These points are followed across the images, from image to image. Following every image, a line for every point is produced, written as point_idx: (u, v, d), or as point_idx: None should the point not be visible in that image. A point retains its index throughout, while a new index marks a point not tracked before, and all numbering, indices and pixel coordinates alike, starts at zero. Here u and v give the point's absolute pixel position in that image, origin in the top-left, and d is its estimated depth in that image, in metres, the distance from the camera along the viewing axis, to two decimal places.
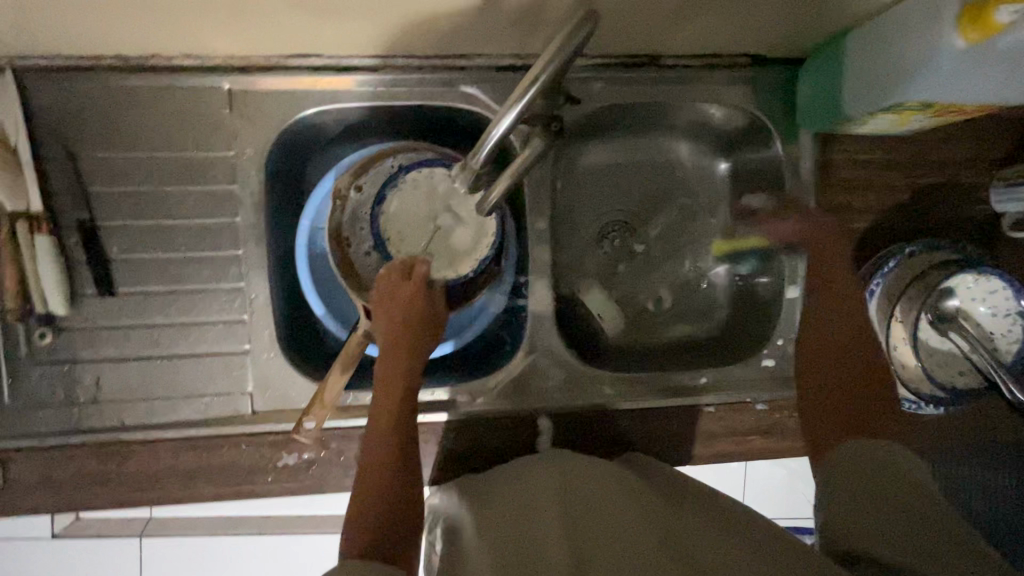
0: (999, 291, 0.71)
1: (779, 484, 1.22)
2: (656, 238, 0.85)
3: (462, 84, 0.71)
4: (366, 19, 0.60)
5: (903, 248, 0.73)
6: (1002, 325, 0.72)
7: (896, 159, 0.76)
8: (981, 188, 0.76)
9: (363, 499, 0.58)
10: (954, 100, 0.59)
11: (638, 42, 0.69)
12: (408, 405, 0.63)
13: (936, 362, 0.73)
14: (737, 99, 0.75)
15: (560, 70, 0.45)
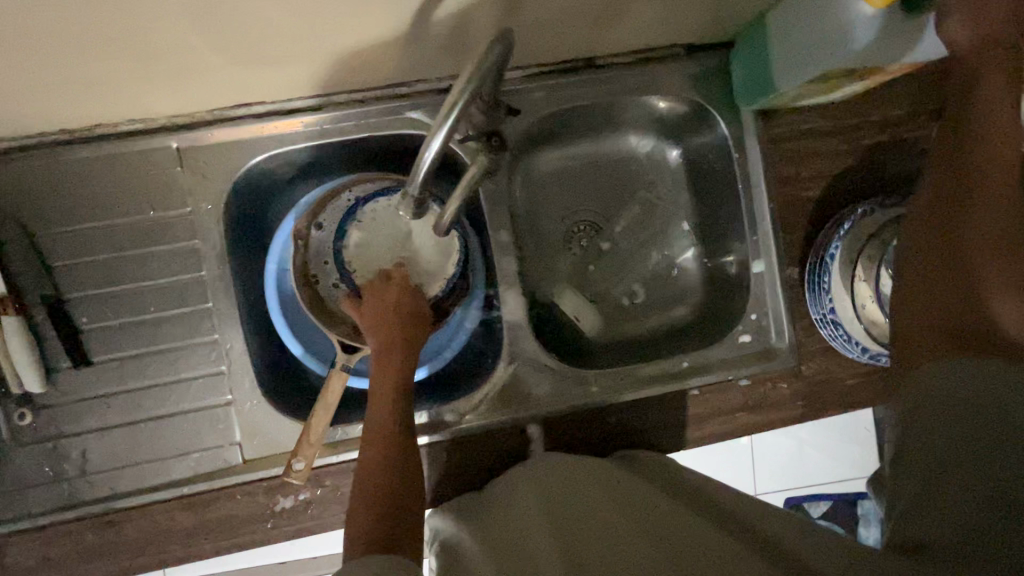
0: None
1: (789, 454, 1.24)
2: (620, 233, 0.86)
3: (406, 110, 0.72)
4: (300, 61, 0.62)
5: (856, 209, 0.75)
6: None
7: (838, 125, 0.78)
8: (924, 140, 0.79)
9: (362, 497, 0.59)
10: (875, 62, 0.61)
11: (569, 46, 0.70)
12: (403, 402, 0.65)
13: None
14: (676, 88, 0.77)
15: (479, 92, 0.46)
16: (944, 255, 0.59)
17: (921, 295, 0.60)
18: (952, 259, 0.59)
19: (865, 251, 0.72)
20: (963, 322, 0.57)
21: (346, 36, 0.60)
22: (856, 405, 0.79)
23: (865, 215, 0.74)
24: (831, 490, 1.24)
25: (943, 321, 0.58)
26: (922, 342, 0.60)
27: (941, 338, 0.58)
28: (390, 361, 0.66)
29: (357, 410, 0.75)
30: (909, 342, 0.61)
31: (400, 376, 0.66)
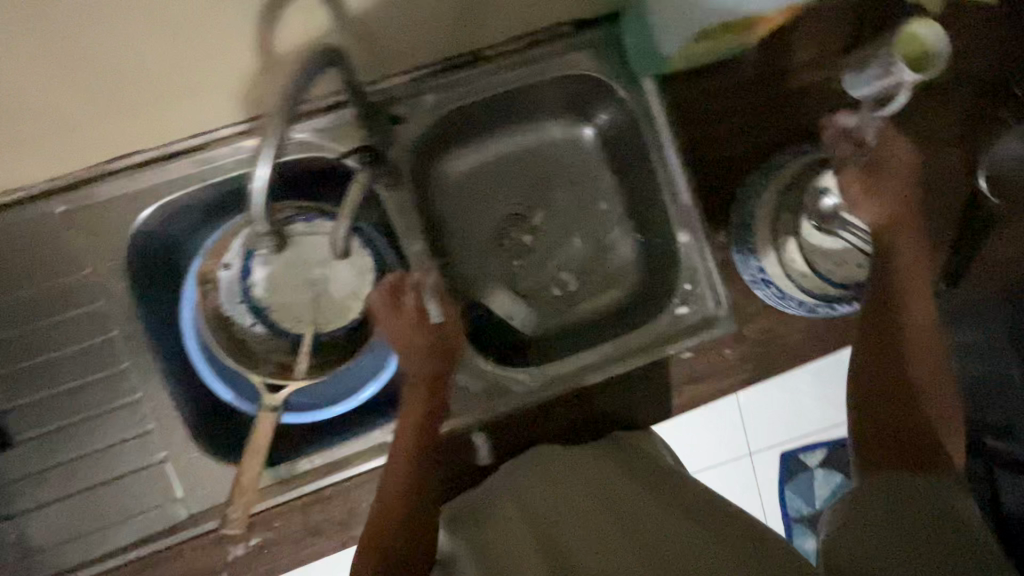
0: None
1: (781, 409, 1.20)
2: (550, 220, 0.84)
3: (296, 134, 0.70)
4: (161, 101, 0.60)
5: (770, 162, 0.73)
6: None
7: (744, 79, 0.76)
8: (835, 80, 0.76)
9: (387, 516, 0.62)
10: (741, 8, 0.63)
11: (444, 41, 0.68)
12: (428, 421, 0.67)
13: (841, 261, 0.72)
14: (571, 66, 0.74)
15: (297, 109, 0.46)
16: (890, 391, 0.62)
17: (886, 416, 0.61)
18: (897, 397, 0.61)
19: (781, 205, 0.72)
20: (924, 455, 0.58)
21: (200, 70, 0.57)
22: (806, 359, 0.78)
23: (780, 168, 0.73)
24: (825, 438, 1.22)
25: (904, 450, 0.59)
26: (880, 449, 0.59)
27: (903, 458, 0.58)
28: (419, 380, 0.68)
29: (300, 446, 0.74)
30: (868, 460, 0.60)
31: (433, 394, 0.68)
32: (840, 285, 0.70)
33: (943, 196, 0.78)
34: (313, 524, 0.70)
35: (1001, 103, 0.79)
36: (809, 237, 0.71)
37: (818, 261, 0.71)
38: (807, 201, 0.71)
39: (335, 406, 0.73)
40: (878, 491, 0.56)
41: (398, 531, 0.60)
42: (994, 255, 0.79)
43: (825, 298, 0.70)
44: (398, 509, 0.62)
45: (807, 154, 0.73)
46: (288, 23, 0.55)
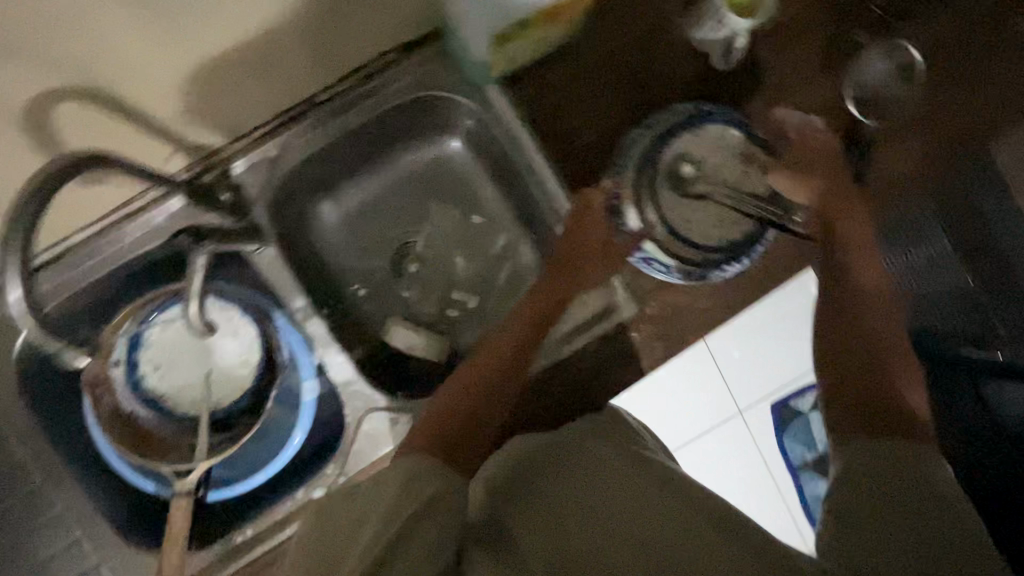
0: (731, 136, 0.72)
1: None
2: (438, 241, 0.84)
3: (154, 220, 0.69)
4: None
5: (627, 139, 0.72)
6: (750, 162, 0.72)
7: (587, 60, 0.75)
8: (681, 39, 0.75)
9: (445, 419, 0.61)
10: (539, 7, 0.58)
11: (266, 97, 0.68)
12: (519, 362, 0.67)
13: (716, 223, 0.72)
14: (409, 89, 0.74)
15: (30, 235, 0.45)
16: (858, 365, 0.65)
17: (856, 384, 0.63)
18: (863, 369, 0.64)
19: (643, 180, 0.72)
20: (897, 423, 0.57)
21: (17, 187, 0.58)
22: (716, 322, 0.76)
23: (633, 145, 0.72)
24: None
25: (871, 419, 0.58)
26: (847, 417, 0.60)
27: (877, 421, 0.58)
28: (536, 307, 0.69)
29: (233, 517, 0.74)
30: (840, 427, 0.59)
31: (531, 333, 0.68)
32: (715, 248, 0.70)
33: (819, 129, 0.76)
34: None
35: (857, 24, 0.77)
36: (676, 210, 0.72)
37: (692, 229, 0.71)
38: (665, 175, 0.72)
39: (262, 473, 0.74)
40: (858, 456, 0.54)
41: (448, 434, 0.60)
42: (882, 178, 0.78)
43: (706, 264, 0.71)
44: (457, 415, 0.61)
45: (657, 124, 0.72)
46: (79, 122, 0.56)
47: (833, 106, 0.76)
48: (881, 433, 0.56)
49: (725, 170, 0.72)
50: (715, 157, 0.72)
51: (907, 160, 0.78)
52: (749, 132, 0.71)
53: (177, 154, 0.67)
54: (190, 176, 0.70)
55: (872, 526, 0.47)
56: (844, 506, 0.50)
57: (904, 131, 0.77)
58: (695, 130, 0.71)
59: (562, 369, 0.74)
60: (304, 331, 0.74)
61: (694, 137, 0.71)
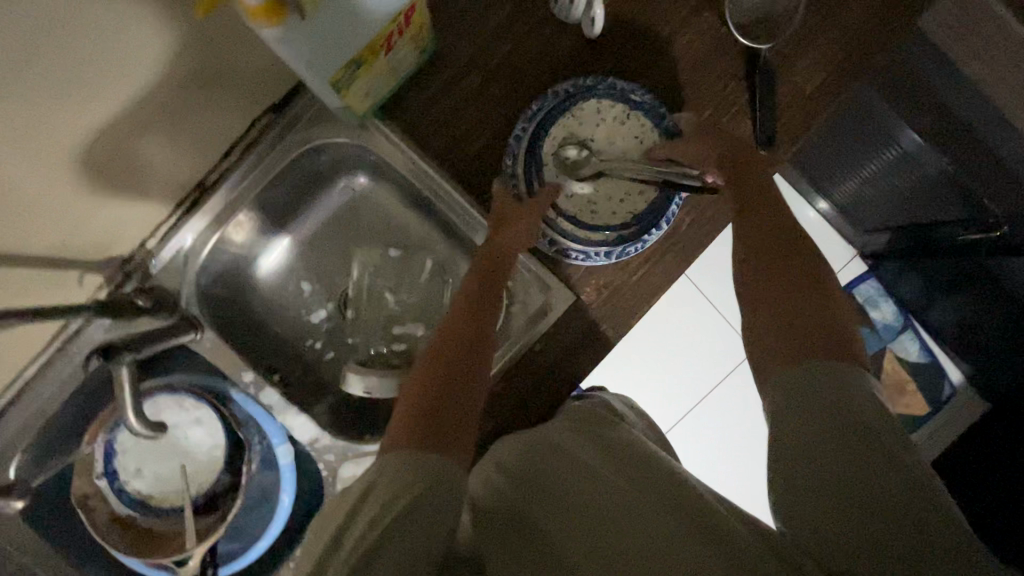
0: (612, 107, 0.72)
1: None
2: (369, 279, 0.83)
3: (93, 338, 0.72)
4: None
5: (513, 135, 0.72)
6: (635, 127, 0.72)
7: (458, 66, 0.74)
8: (544, 20, 0.74)
9: (412, 403, 0.55)
10: (367, 42, 0.57)
11: (158, 191, 0.70)
12: (478, 331, 0.61)
13: (622, 196, 0.72)
14: (295, 144, 0.74)
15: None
16: (770, 279, 0.57)
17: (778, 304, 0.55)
18: (770, 277, 0.57)
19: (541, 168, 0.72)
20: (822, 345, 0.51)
21: None
22: (661, 290, 0.74)
23: (522, 139, 0.71)
24: None
25: (795, 344, 0.51)
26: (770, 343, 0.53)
27: (810, 345, 0.50)
28: (489, 283, 0.66)
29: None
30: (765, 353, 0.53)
31: (488, 302, 0.64)
32: (627, 223, 0.71)
33: (712, 65, 0.74)
34: None
35: None
36: (576, 197, 0.72)
37: (599, 212, 0.72)
38: (557, 163, 0.72)
39: (261, 541, 0.76)
40: (791, 397, 0.49)
41: (417, 418, 0.53)
42: (797, 95, 0.74)
43: (623, 239, 0.71)
44: (421, 399, 0.55)
45: (536, 113, 0.71)
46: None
47: (718, 39, 0.73)
48: (808, 353, 0.50)
49: (614, 141, 0.72)
50: (601, 133, 0.72)
51: (818, 69, 0.74)
52: (626, 98, 0.71)
53: (89, 271, 0.70)
54: (115, 288, 0.73)
55: (822, 509, 0.43)
56: (794, 491, 0.45)
57: (804, 42, 0.73)
58: (573, 111, 0.71)
59: (521, 371, 0.74)
60: (261, 402, 0.75)
61: (575, 118, 0.72)
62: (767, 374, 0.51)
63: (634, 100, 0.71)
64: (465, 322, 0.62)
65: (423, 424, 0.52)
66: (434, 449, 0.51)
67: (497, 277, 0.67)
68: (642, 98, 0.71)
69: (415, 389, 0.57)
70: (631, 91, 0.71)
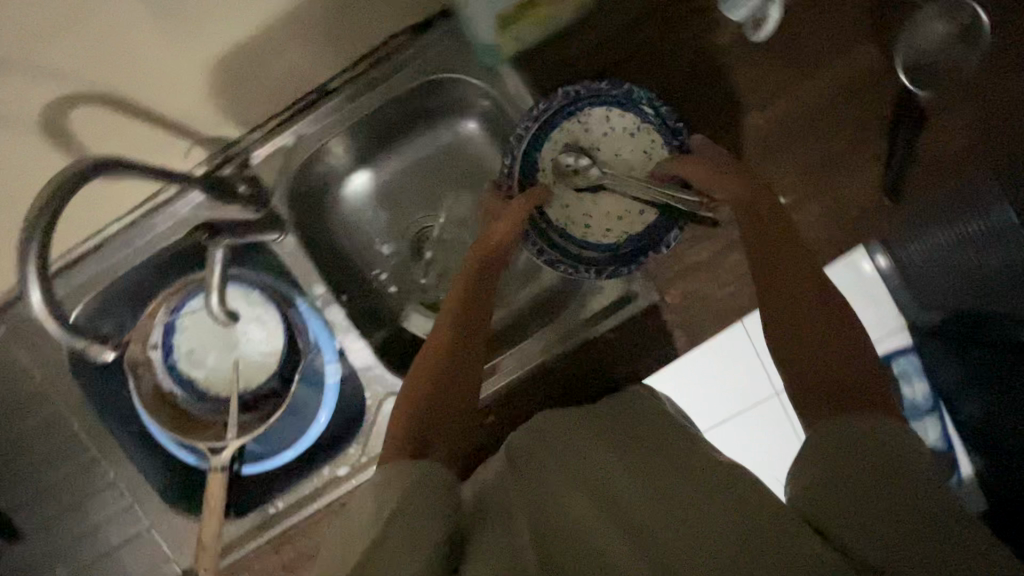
0: (621, 119, 0.73)
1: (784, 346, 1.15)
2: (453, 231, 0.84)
3: (181, 211, 0.72)
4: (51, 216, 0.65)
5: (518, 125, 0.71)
6: (644, 141, 0.73)
7: (605, 37, 0.72)
8: (709, 11, 0.71)
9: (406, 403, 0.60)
10: None
11: (284, 86, 0.69)
12: (465, 322, 0.65)
13: (619, 214, 0.74)
14: (423, 72, 0.72)
15: (44, 232, 0.41)
16: (807, 321, 0.58)
17: (813, 351, 0.57)
18: (800, 313, 0.59)
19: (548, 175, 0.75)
20: (845, 391, 0.53)
21: None
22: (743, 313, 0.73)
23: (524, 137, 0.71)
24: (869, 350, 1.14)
25: (827, 377, 0.55)
26: (812, 397, 0.54)
27: (843, 399, 0.52)
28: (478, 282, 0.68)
29: (268, 486, 0.80)
30: (811, 407, 0.54)
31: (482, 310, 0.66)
32: (623, 243, 0.74)
33: (859, 102, 0.71)
34: (286, 560, 0.76)
35: None
36: (572, 209, 0.75)
37: (591, 228, 0.75)
38: (556, 170, 0.74)
39: (288, 451, 0.77)
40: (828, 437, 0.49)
41: (408, 418, 0.59)
42: (937, 153, 0.72)
43: (613, 258, 0.73)
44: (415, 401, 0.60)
45: (542, 114, 0.71)
46: (96, 119, 0.58)
47: (878, 78, 0.71)
48: (846, 407, 0.51)
49: (621, 154, 0.74)
50: (606, 146, 0.74)
51: (969, 132, 0.71)
52: (638, 110, 0.72)
53: (197, 146, 0.69)
54: (212, 168, 0.72)
55: (852, 503, 0.44)
56: (821, 483, 0.46)
57: (963, 99, 0.71)
58: (577, 121, 0.74)
59: (586, 355, 0.74)
60: (324, 317, 0.76)
61: (579, 128, 0.74)
62: (814, 417, 0.52)
63: (646, 113, 0.71)
64: (459, 332, 0.64)
65: (413, 436, 0.57)
66: (418, 453, 0.56)
67: (490, 279, 0.68)
68: (654, 113, 0.71)
69: (408, 394, 0.61)
70: (643, 101, 0.71)
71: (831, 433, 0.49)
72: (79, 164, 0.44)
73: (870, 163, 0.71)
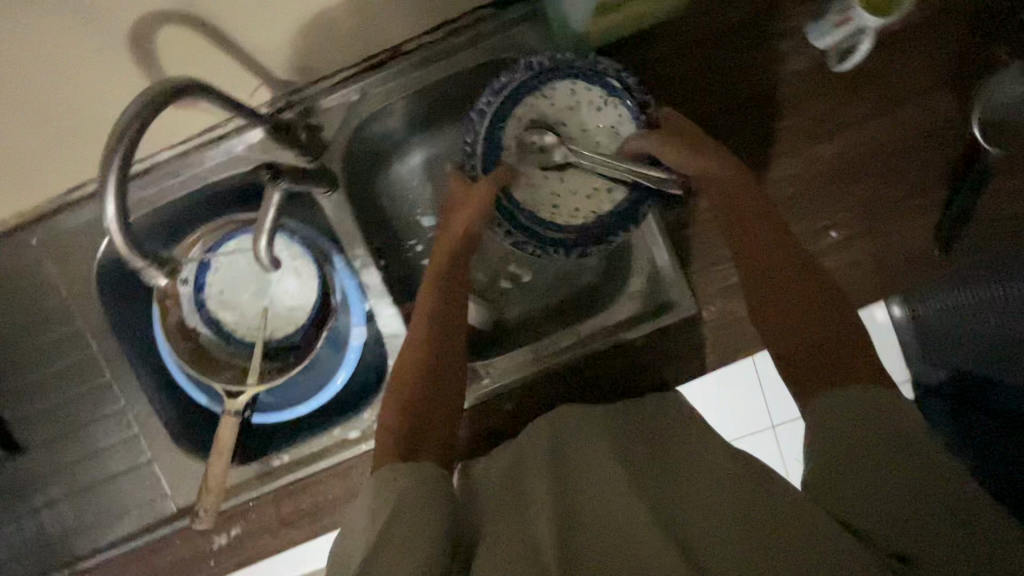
0: (588, 92, 0.71)
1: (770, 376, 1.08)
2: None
3: (234, 148, 0.70)
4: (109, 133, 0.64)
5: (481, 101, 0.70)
6: (612, 116, 0.72)
7: (684, 43, 0.72)
8: (795, 34, 0.70)
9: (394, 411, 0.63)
10: None
11: (361, 40, 0.68)
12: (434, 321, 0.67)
13: (587, 192, 0.73)
14: (499, 49, 0.71)
15: (133, 144, 0.40)
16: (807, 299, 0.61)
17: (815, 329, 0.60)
18: (798, 303, 0.61)
19: (513, 152, 0.72)
20: (839, 360, 0.58)
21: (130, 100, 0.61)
22: None
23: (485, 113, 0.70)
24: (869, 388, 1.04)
25: (822, 351, 0.59)
26: (807, 371, 0.58)
27: (835, 371, 0.57)
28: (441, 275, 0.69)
29: (276, 438, 0.79)
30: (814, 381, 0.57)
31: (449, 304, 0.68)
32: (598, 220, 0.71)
33: (926, 150, 0.71)
34: (284, 514, 0.75)
35: (997, 39, 0.70)
36: (538, 190, 0.73)
37: (560, 209, 0.73)
38: (521, 149, 0.72)
39: (301, 407, 0.75)
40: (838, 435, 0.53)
41: (398, 426, 0.62)
42: (992, 212, 0.72)
43: (586, 236, 0.71)
44: (403, 411, 0.63)
45: (505, 87, 0.69)
46: (178, 44, 0.57)
47: (950, 127, 0.71)
48: (842, 379, 0.56)
49: (587, 131, 0.73)
50: (574, 122, 0.73)
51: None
52: (604, 84, 0.70)
53: (264, 87, 0.67)
54: (273, 112, 0.70)
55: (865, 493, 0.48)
56: (834, 475, 0.51)
57: None
58: (544, 95, 0.71)
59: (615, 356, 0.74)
60: (359, 278, 0.75)
61: (546, 103, 0.72)
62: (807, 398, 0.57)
63: (612, 86, 0.69)
64: (434, 324, 0.67)
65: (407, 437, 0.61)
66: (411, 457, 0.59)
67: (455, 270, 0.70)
68: (620, 86, 0.69)
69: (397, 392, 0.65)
70: (610, 75, 0.69)
71: (833, 430, 0.53)
72: (172, 81, 0.43)
73: (926, 209, 0.72)
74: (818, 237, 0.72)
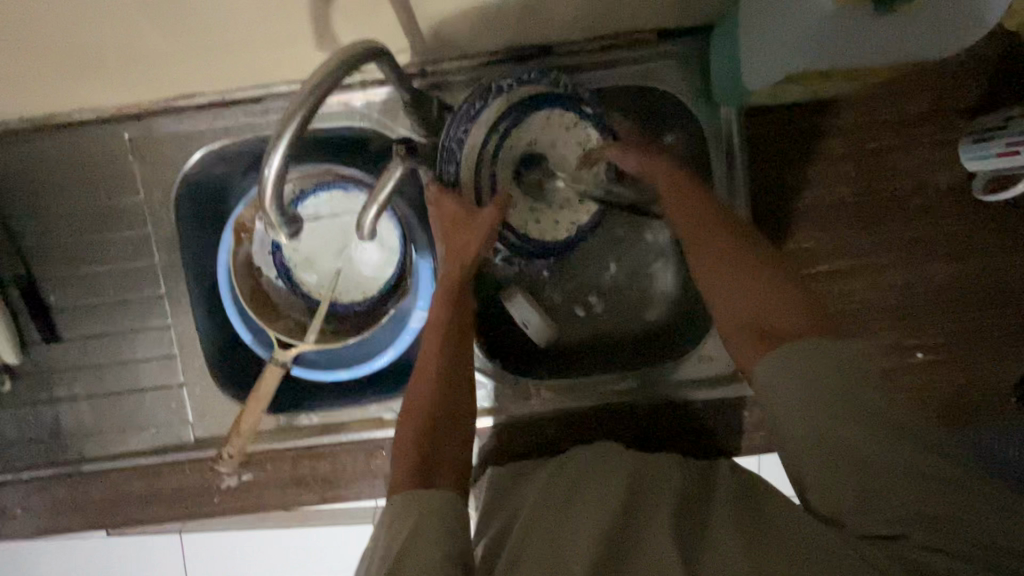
0: (560, 115, 0.67)
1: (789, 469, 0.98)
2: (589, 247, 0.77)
3: (352, 101, 0.68)
4: (239, 54, 0.61)
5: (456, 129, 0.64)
6: (581, 136, 0.68)
7: (836, 123, 0.68)
8: (948, 147, 0.68)
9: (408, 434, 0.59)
10: (841, 67, 0.53)
11: (516, 33, 0.65)
12: (454, 336, 0.64)
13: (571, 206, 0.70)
14: (647, 78, 0.68)
15: (325, 97, 0.40)
16: (776, 279, 0.58)
17: (761, 299, 0.57)
18: (771, 288, 0.57)
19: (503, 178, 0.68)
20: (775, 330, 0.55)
21: (275, 30, 0.58)
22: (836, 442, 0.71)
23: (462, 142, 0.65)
24: None
25: (757, 320, 0.57)
26: (737, 333, 0.58)
27: (762, 338, 0.56)
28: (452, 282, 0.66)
29: (309, 396, 0.78)
30: (748, 359, 0.56)
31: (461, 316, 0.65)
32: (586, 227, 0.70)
33: None
34: (299, 475, 0.73)
35: None
36: (526, 213, 0.70)
37: (547, 228, 0.70)
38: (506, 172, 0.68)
39: (342, 371, 0.72)
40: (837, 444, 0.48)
41: (410, 453, 0.57)
42: None
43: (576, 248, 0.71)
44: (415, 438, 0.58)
45: (484, 112, 0.64)
46: None
47: None
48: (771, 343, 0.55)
49: (557, 148, 0.69)
50: (541, 138, 0.68)
51: None
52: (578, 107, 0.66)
53: (404, 52, 0.65)
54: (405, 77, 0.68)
55: (885, 492, 0.46)
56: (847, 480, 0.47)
57: None
58: (519, 127, 0.67)
59: (668, 412, 0.72)
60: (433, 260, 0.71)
61: (522, 127, 0.67)
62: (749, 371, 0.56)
63: (586, 112, 0.66)
64: (447, 331, 0.64)
65: (417, 465, 0.56)
66: (427, 481, 0.54)
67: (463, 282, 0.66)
68: (594, 112, 0.66)
69: (410, 421, 0.60)
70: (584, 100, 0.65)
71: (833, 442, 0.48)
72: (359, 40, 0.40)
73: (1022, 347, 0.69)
74: (904, 355, 0.69)
